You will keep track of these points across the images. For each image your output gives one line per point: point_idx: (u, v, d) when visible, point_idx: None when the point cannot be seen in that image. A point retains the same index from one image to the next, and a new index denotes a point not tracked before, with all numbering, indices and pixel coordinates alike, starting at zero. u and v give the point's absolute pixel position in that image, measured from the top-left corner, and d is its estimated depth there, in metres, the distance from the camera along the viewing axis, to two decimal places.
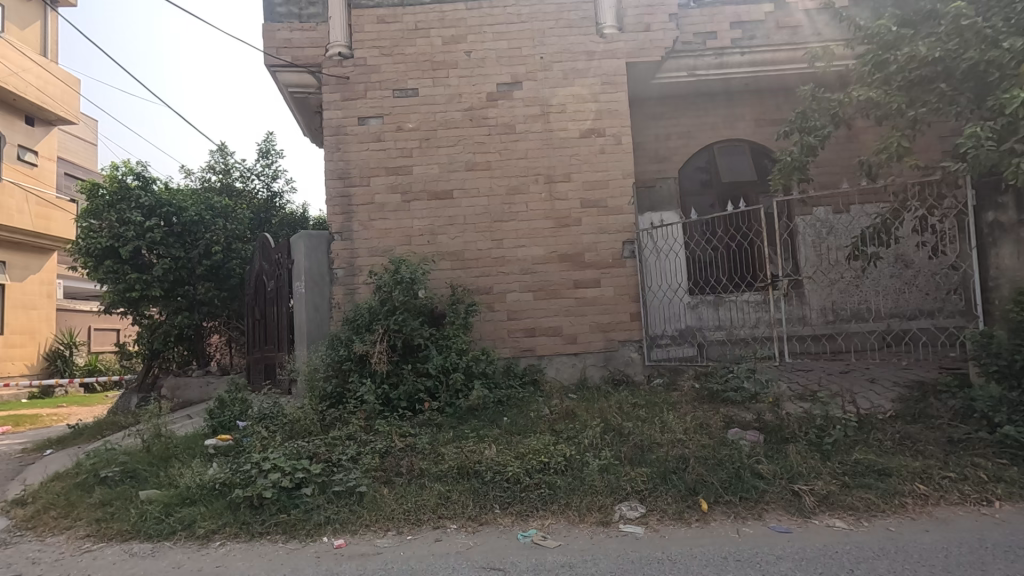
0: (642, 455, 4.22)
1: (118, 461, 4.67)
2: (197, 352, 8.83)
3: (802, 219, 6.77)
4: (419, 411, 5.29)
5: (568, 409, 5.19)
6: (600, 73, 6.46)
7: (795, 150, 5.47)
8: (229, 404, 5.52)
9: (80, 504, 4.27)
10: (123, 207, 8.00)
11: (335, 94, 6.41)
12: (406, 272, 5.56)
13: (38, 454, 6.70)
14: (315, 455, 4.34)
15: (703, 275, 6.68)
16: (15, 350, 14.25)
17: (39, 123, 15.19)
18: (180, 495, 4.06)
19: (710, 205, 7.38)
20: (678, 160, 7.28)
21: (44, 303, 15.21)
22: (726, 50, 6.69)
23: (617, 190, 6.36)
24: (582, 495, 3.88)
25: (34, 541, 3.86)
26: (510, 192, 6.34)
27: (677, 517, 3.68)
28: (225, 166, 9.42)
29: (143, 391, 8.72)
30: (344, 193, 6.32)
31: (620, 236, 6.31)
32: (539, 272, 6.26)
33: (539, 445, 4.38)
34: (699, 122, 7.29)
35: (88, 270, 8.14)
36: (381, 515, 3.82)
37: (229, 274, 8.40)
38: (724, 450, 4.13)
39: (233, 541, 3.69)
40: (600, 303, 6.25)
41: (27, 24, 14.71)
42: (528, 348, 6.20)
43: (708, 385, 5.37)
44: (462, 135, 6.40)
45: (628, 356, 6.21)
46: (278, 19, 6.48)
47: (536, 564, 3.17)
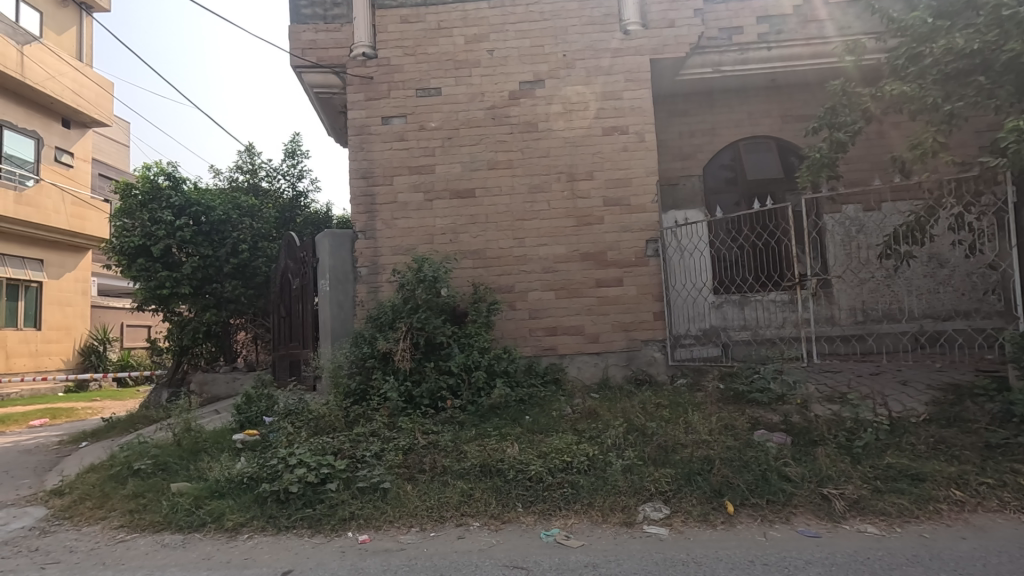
0: (666, 456, 4.18)
1: (150, 454, 4.79)
2: (224, 348, 9.03)
3: (831, 216, 6.61)
4: (441, 409, 5.31)
5: (590, 408, 5.17)
6: (623, 70, 6.41)
7: (823, 147, 5.35)
8: (256, 400, 5.61)
9: (114, 495, 4.39)
10: (154, 207, 8.22)
11: (359, 94, 6.47)
12: (429, 271, 5.59)
13: (74, 446, 6.93)
14: (339, 451, 4.39)
15: (729, 274, 6.55)
16: (51, 345, 14.74)
17: (75, 126, 15.65)
18: (209, 488, 4.16)
19: (736, 204, 7.26)
20: (702, 157, 7.18)
21: (79, 300, 15.71)
22: (752, 45, 6.56)
23: (640, 188, 6.30)
24: (605, 495, 3.86)
25: (71, 530, 3.99)
26: (532, 190, 6.33)
27: (703, 520, 3.63)
28: (252, 166, 9.59)
29: (173, 386, 8.96)
30: (367, 192, 6.38)
31: (643, 235, 6.25)
32: (560, 271, 6.24)
33: (562, 444, 4.36)
34: (723, 119, 7.19)
35: (121, 268, 8.38)
36: (405, 511, 3.85)
37: (255, 273, 8.55)
38: (750, 452, 4.06)
39: (260, 534, 3.76)
40: (622, 303, 6.20)
41: (64, 29, 15.18)
42: (550, 347, 6.18)
43: (733, 385, 5.28)
44: (484, 134, 6.40)
45: (650, 356, 6.15)
46: (303, 21, 6.59)
47: (559, 563, 3.16)
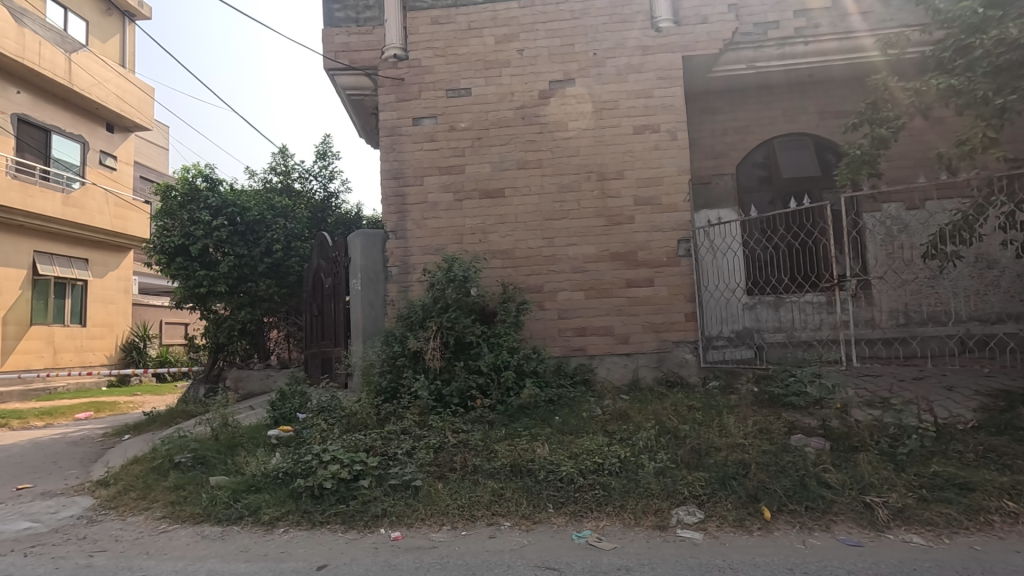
0: (699, 459, 4.11)
1: (189, 448, 4.93)
2: (258, 345, 9.25)
3: (871, 215, 6.41)
4: (471, 408, 5.32)
5: (621, 409, 5.12)
6: (655, 67, 6.32)
7: (864, 143, 5.19)
8: (290, 397, 5.72)
9: (156, 487, 4.54)
10: (192, 207, 8.48)
11: (391, 95, 6.54)
12: (459, 271, 5.62)
13: (117, 439, 7.19)
14: (371, 448, 4.46)
15: (764, 274, 6.39)
16: (95, 341, 15.30)
17: (118, 130, 16.18)
18: (246, 482, 4.25)
19: (770, 202, 7.10)
20: (735, 156, 7.04)
21: (121, 298, 16.27)
22: (788, 40, 6.40)
23: (672, 187, 6.21)
24: (637, 498, 3.81)
25: (116, 519, 4.14)
26: (562, 190, 6.31)
27: (738, 525, 3.55)
28: (286, 167, 9.78)
29: (210, 381, 9.20)
30: (398, 192, 6.45)
31: (675, 235, 6.16)
32: (590, 271, 6.20)
33: (593, 445, 4.33)
34: (758, 116, 7.04)
35: (162, 267, 8.68)
36: (437, 509, 3.88)
37: (288, 272, 8.73)
38: (787, 457, 3.97)
39: (295, 528, 3.83)
40: (653, 303, 6.12)
41: (108, 37, 15.77)
42: (579, 347, 6.14)
43: (767, 388, 5.18)
44: (513, 134, 6.41)
45: (682, 357, 6.05)
46: (336, 24, 6.70)
47: (591, 565, 3.14)
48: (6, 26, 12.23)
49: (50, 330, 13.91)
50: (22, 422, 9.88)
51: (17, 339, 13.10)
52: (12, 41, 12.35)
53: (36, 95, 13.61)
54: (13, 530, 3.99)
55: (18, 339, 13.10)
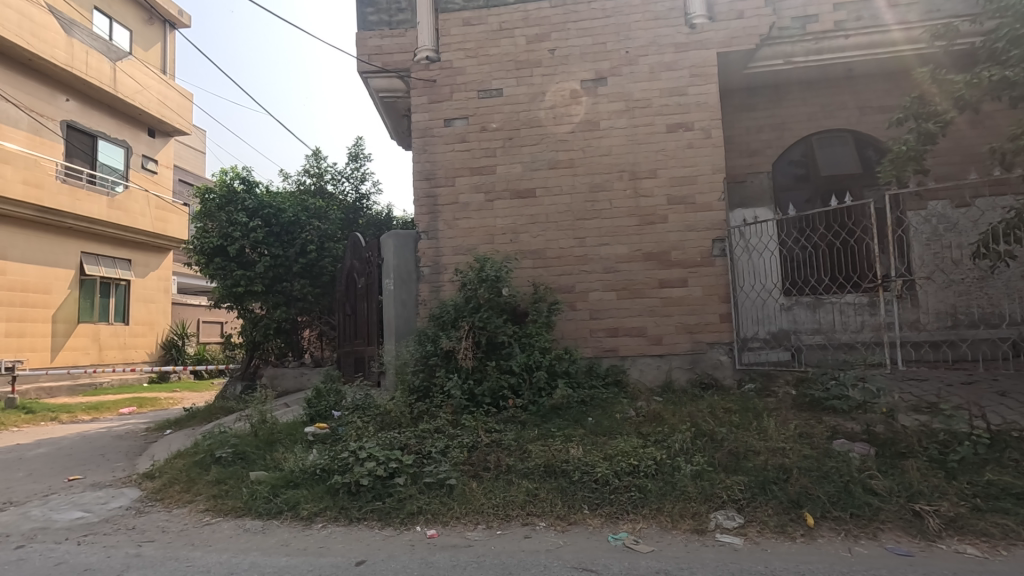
0: (737, 463, 4.03)
1: (229, 443, 5.05)
2: (292, 344, 9.44)
3: (915, 213, 6.19)
4: (503, 408, 5.33)
5: (654, 411, 5.06)
6: (689, 64, 6.23)
7: (910, 138, 5.00)
8: (325, 395, 5.81)
9: (199, 480, 4.68)
10: (230, 209, 8.70)
11: (423, 97, 6.59)
12: (491, 271, 5.63)
13: (160, 434, 7.43)
14: (406, 446, 4.51)
15: (802, 275, 6.22)
16: (137, 339, 15.86)
17: (159, 135, 16.73)
18: (285, 477, 4.34)
19: (808, 200, 6.92)
20: (771, 153, 6.89)
21: (161, 297, 16.81)
22: (828, 34, 6.22)
23: (707, 185, 6.11)
24: (674, 501, 3.76)
25: (163, 511, 4.28)
26: (593, 189, 6.27)
27: (780, 531, 3.47)
28: (319, 169, 9.95)
29: (246, 379, 9.43)
30: (430, 193, 6.50)
31: (709, 235, 6.06)
32: (622, 271, 6.14)
33: (627, 447, 4.29)
34: (795, 113, 6.87)
35: (201, 267, 8.92)
36: (471, 508, 3.89)
37: (322, 272, 8.89)
38: (829, 462, 3.87)
39: (333, 524, 3.89)
40: (686, 304, 6.03)
41: (151, 46, 16.32)
42: (611, 348, 6.09)
43: (807, 392, 5.04)
44: (545, 134, 6.39)
45: (716, 359, 5.95)
46: (370, 27, 6.79)
47: (629, 567, 3.11)
48: (56, 36, 12.84)
49: (95, 328, 14.47)
50: (71, 416, 10.31)
51: (66, 336, 13.67)
52: (61, 50, 12.95)
53: (84, 103, 14.19)
54: (67, 519, 4.16)
55: (66, 336, 13.66)
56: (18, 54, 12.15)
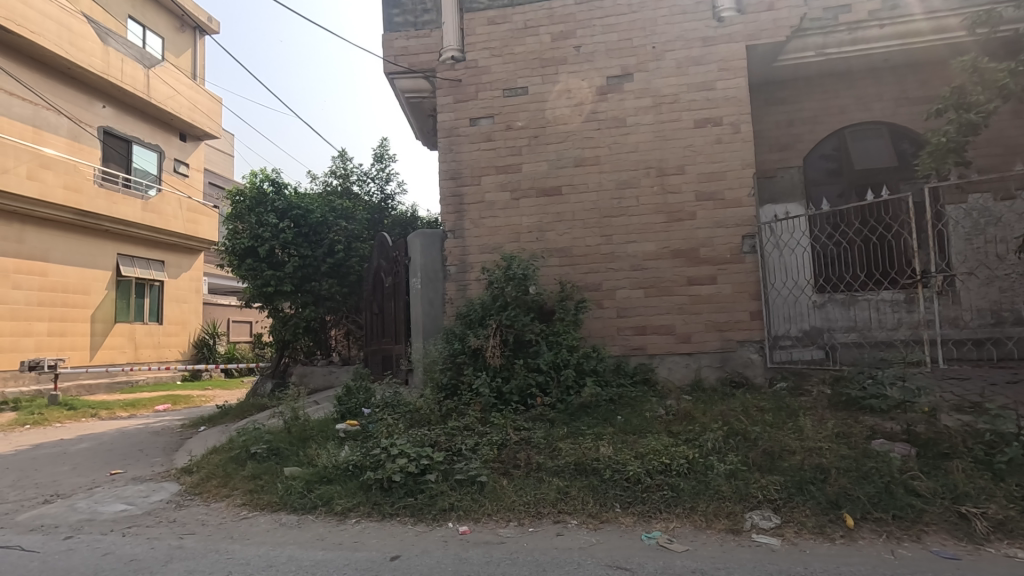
0: (772, 462, 3.97)
1: (264, 439, 5.16)
2: (320, 342, 9.58)
3: (955, 207, 6.01)
4: (531, 406, 5.33)
5: (685, 410, 5.00)
6: (717, 59, 6.15)
7: (950, 130, 4.84)
8: (355, 392, 5.88)
9: (235, 476, 4.78)
10: (260, 210, 8.87)
11: (449, 97, 6.62)
12: (518, 269, 5.63)
13: (194, 430, 7.62)
14: (436, 443, 4.54)
15: (836, 271, 6.06)
16: (170, 339, 16.30)
17: (190, 139, 17.16)
18: (318, 473, 4.41)
19: (841, 195, 6.76)
20: (802, 148, 6.74)
21: (193, 298, 17.24)
22: (862, 24, 6.06)
23: (736, 181, 6.02)
24: (707, 500, 3.71)
25: (202, 504, 4.39)
26: (620, 186, 6.22)
27: (819, 532, 3.40)
28: (345, 170, 10.08)
29: (276, 377, 9.61)
30: (456, 192, 6.53)
31: (739, 231, 5.97)
32: (649, 268, 6.08)
33: (659, 445, 4.25)
34: (827, 106, 6.71)
35: (232, 268, 9.11)
36: (503, 505, 3.90)
37: (350, 272, 9.01)
38: (869, 462, 3.78)
39: (367, 519, 3.95)
40: (716, 302, 5.95)
41: (182, 52, 16.74)
42: (639, 347, 6.03)
43: (843, 391, 4.93)
44: (571, 131, 6.37)
45: (747, 357, 5.87)
46: (396, 29, 6.85)
47: (664, 566, 3.08)
48: (94, 45, 13.25)
49: (131, 328, 14.91)
50: (110, 413, 10.65)
51: (104, 335, 14.11)
52: (98, 59, 13.36)
53: (120, 110, 14.62)
54: (111, 511, 4.30)
55: (104, 335, 14.11)
56: (57, 62, 12.56)
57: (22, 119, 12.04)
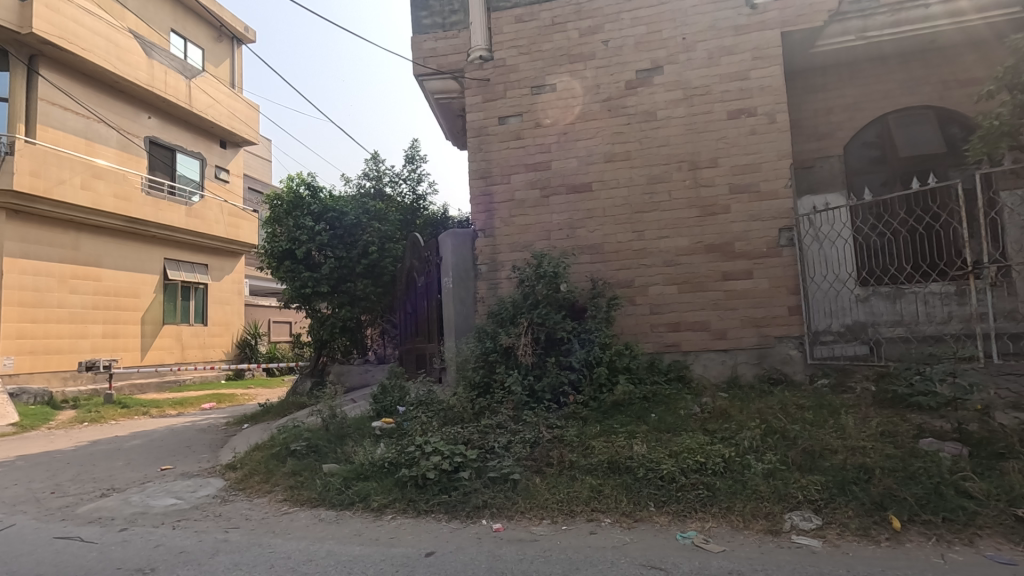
0: (813, 462, 3.86)
1: (303, 437, 5.30)
2: (356, 342, 9.76)
3: (1010, 194, 5.70)
4: (564, 404, 5.32)
5: (721, 408, 4.90)
6: (751, 47, 6.00)
7: (1003, 112, 4.58)
8: (390, 390, 5.98)
9: (276, 472, 4.94)
10: (297, 214, 9.12)
11: (477, 96, 6.65)
12: (549, 267, 5.62)
13: (239, 427, 7.91)
14: (469, 441, 4.58)
15: (880, 263, 5.84)
16: (215, 339, 16.93)
17: (229, 146, 17.74)
18: (355, 470, 4.51)
19: (885, 183, 6.49)
20: (842, 136, 6.50)
21: (235, 299, 17.85)
22: (905, 4, 5.82)
23: (772, 172, 5.86)
24: (745, 500, 3.63)
25: (245, 499, 4.56)
26: (651, 180, 6.13)
27: (863, 534, 3.29)
28: (377, 172, 10.24)
29: (315, 375, 9.86)
30: (486, 191, 6.55)
31: (776, 223, 5.81)
32: (683, 264, 5.98)
33: (693, 444, 4.18)
34: (869, 91, 6.46)
35: (272, 270, 9.39)
36: (536, 503, 3.92)
37: (384, 272, 9.16)
38: (916, 462, 3.64)
39: (402, 515, 4.02)
40: (752, 297, 5.81)
41: (220, 62, 17.32)
42: (673, 343, 5.94)
43: (889, 388, 4.76)
44: (600, 127, 6.32)
45: (785, 354, 5.71)
46: (424, 31, 6.92)
47: (700, 567, 3.03)
48: (139, 59, 13.82)
49: (178, 329, 15.55)
50: (160, 411, 11.14)
51: (154, 336, 14.75)
52: (143, 72, 13.93)
53: (164, 121, 15.22)
54: (162, 505, 4.50)
55: (154, 336, 14.76)
56: (106, 76, 13.14)
57: (75, 132, 12.66)
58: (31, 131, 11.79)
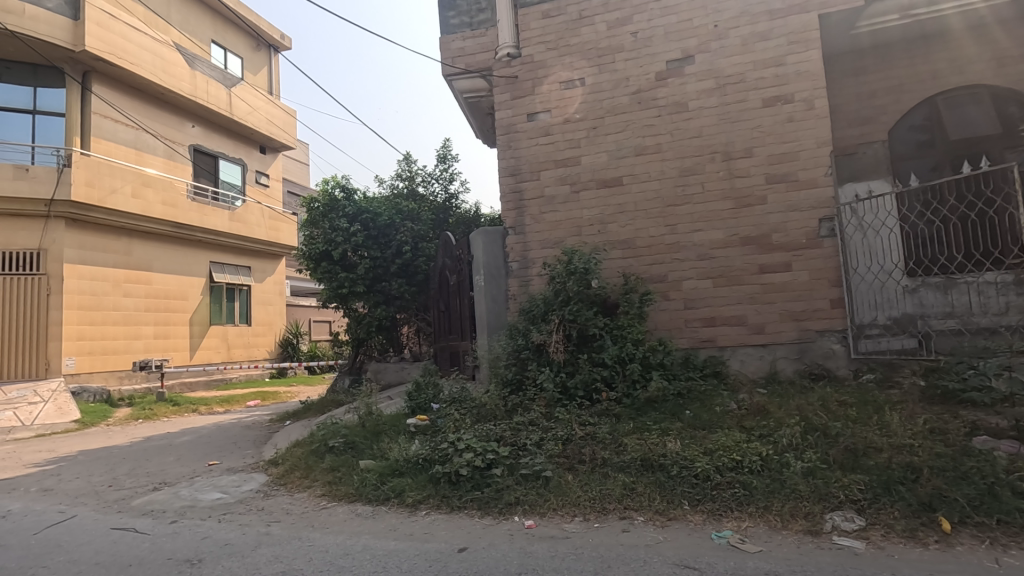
0: (856, 461, 3.72)
1: (341, 434, 5.44)
2: (392, 340, 9.91)
3: None
4: (596, 401, 5.27)
5: (758, 404, 4.78)
6: (786, 32, 5.81)
7: None
8: (424, 387, 6.05)
9: (316, 468, 5.09)
10: (333, 216, 9.35)
11: (506, 94, 6.67)
12: (579, 263, 5.59)
13: (282, 424, 8.17)
14: (501, 438, 4.61)
15: (928, 252, 5.55)
16: (258, 339, 17.54)
17: (269, 151, 18.31)
18: (391, 466, 4.60)
19: (934, 169, 6.17)
20: (887, 120, 6.22)
21: (276, 300, 18.43)
22: None
23: (810, 161, 5.66)
24: (783, 499, 3.54)
25: (287, 494, 4.72)
26: (683, 173, 6.01)
27: (909, 536, 3.15)
28: (410, 173, 10.37)
29: (353, 373, 10.08)
30: (516, 188, 6.56)
31: (815, 214, 5.61)
32: (717, 257, 5.84)
33: (729, 441, 4.09)
34: (915, 72, 6.15)
35: (311, 272, 9.66)
36: (568, 500, 3.92)
37: (417, 271, 9.28)
38: (968, 461, 3.47)
39: (436, 511, 4.08)
40: (791, 290, 5.63)
41: (259, 70, 17.87)
42: (708, 339, 5.81)
43: (939, 383, 4.55)
44: (630, 120, 6.23)
45: (827, 348, 5.51)
46: (452, 30, 6.97)
47: (736, 567, 2.97)
48: (182, 70, 14.39)
49: (224, 329, 16.17)
50: (208, 409, 11.60)
51: (201, 337, 15.37)
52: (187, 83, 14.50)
53: (207, 129, 15.81)
54: (209, 499, 4.70)
55: (202, 336, 15.39)
56: (152, 89, 13.74)
57: (126, 143, 13.30)
58: (85, 143, 12.45)
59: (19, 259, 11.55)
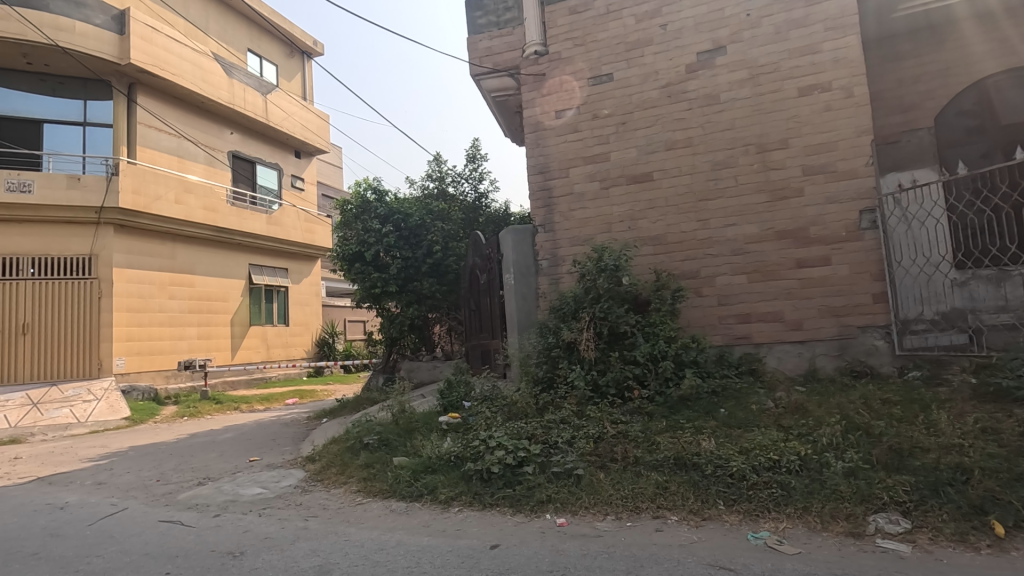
0: (901, 461, 3.58)
1: (375, 431, 5.53)
2: (424, 339, 10.02)
3: None
4: (628, 399, 5.21)
5: (796, 402, 4.65)
6: (822, 18, 5.62)
7: None
8: (455, 386, 6.09)
9: (351, 464, 5.19)
10: (365, 218, 9.52)
11: (534, 92, 6.66)
12: (610, 260, 5.54)
13: (318, 421, 8.38)
14: (533, 436, 4.61)
15: (978, 243, 5.30)
16: (296, 338, 18.00)
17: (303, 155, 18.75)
18: (423, 463, 4.66)
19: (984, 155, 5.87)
20: (933, 105, 5.95)
21: (313, 301, 18.87)
22: None
23: (849, 150, 5.47)
24: (823, 500, 3.43)
25: (323, 489, 4.83)
26: (715, 166, 5.89)
27: (959, 540, 3.02)
28: (440, 173, 10.46)
29: (387, 372, 10.23)
30: (545, 186, 6.55)
31: (855, 205, 5.42)
32: (752, 251, 5.70)
33: (766, 441, 4.00)
34: (963, 54, 5.86)
35: (345, 273, 9.86)
36: (600, 499, 3.89)
37: (448, 270, 9.35)
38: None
39: (469, 508, 4.12)
40: (831, 285, 5.45)
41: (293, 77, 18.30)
42: (743, 335, 5.68)
43: (991, 380, 4.35)
44: (660, 114, 6.13)
45: (869, 345, 5.32)
46: (480, 30, 6.99)
47: (773, 568, 2.91)
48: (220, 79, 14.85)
49: (263, 329, 16.65)
50: (249, 407, 11.96)
51: (242, 337, 15.87)
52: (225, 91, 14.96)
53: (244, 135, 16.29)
54: (250, 494, 4.86)
55: (242, 337, 15.88)
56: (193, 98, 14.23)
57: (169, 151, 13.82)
58: (131, 152, 12.99)
59: (73, 264, 12.15)
